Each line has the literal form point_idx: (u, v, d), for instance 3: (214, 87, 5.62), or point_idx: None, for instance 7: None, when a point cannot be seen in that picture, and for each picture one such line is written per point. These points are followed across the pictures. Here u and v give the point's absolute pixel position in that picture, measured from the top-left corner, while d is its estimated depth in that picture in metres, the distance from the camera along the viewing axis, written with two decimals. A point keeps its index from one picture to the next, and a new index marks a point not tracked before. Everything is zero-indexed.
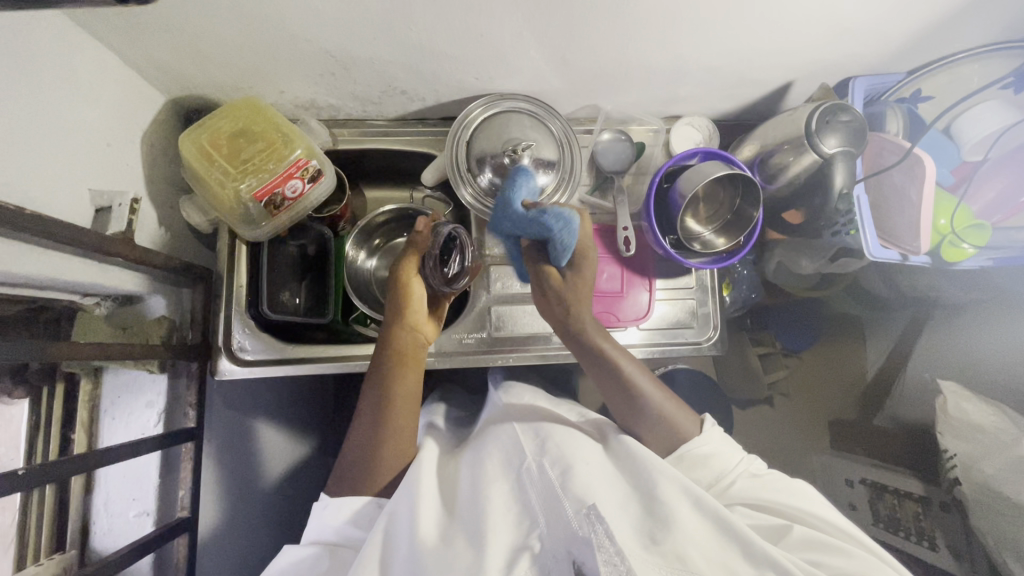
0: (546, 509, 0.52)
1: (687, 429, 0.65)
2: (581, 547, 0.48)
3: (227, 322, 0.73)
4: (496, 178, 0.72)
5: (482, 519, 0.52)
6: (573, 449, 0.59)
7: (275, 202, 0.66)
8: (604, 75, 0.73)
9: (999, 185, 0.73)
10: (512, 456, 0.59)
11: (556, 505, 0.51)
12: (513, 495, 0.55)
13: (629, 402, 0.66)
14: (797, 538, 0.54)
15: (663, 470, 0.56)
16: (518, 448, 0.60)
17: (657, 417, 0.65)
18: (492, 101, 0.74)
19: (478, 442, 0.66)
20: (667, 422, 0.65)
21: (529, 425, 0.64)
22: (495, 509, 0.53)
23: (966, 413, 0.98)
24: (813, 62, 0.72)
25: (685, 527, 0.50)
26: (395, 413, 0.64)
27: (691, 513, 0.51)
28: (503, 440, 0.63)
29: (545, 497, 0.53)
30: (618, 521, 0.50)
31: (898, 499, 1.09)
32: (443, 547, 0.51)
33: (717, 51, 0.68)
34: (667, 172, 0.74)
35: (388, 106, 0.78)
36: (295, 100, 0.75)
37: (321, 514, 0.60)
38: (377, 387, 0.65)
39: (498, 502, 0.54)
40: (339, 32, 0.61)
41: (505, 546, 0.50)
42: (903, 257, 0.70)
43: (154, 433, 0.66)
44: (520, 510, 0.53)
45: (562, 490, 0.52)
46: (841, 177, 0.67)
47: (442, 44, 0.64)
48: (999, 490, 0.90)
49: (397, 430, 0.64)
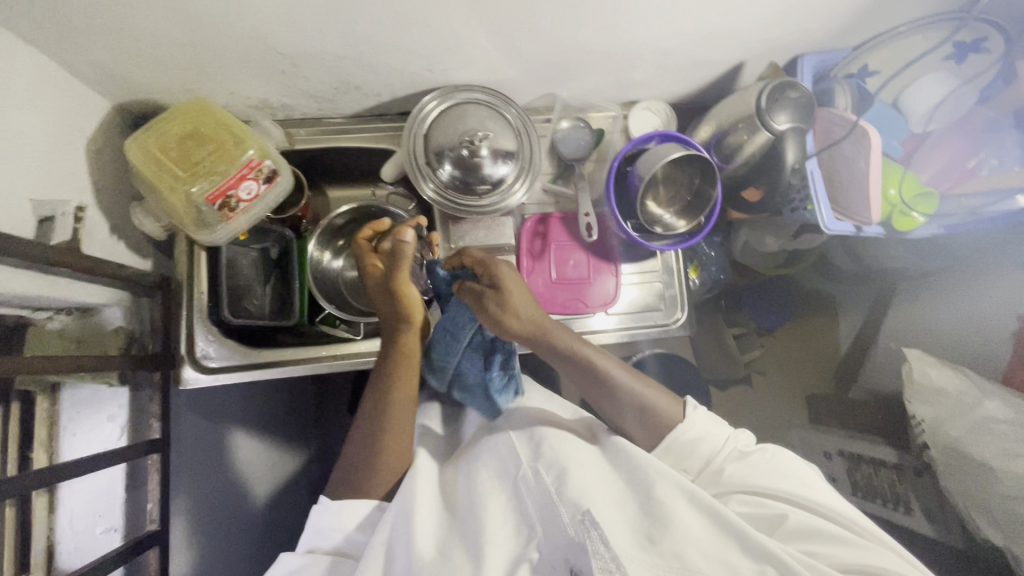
0: (542, 517, 0.53)
1: (674, 414, 0.64)
2: (577, 552, 0.47)
3: (191, 327, 0.72)
4: (456, 171, 0.72)
5: (480, 527, 0.54)
6: (568, 453, 0.60)
7: (230, 205, 0.65)
8: (558, 62, 0.73)
9: (947, 156, 0.77)
10: (507, 466, 0.61)
11: (552, 512, 0.52)
12: (510, 505, 0.56)
13: (623, 409, 0.65)
14: (792, 526, 0.55)
15: (658, 468, 0.57)
16: (512, 454, 0.62)
17: (646, 413, 0.64)
18: (447, 93, 0.73)
19: (475, 450, 0.67)
20: (657, 418, 0.64)
21: (525, 432, 0.65)
22: (493, 519, 0.55)
23: (931, 377, 1.01)
24: (763, 40, 0.72)
25: (681, 524, 0.51)
26: (394, 416, 0.65)
27: (689, 512, 0.53)
28: (498, 448, 0.64)
29: (541, 506, 0.54)
30: (615, 524, 0.52)
31: (873, 468, 1.12)
32: (442, 558, 0.52)
33: (668, 34, 0.69)
34: (626, 156, 0.75)
35: (342, 103, 0.77)
36: (247, 101, 0.73)
37: (321, 518, 0.60)
38: (376, 394, 0.67)
39: (496, 514, 0.55)
40: (281, 27, 0.59)
41: (504, 557, 0.51)
42: (857, 228, 0.71)
43: (118, 446, 0.66)
44: (518, 520, 0.54)
45: (557, 496, 0.54)
46: (794, 153, 0.68)
47: (390, 37, 0.64)
48: (965, 452, 0.93)
49: (394, 430, 0.65)
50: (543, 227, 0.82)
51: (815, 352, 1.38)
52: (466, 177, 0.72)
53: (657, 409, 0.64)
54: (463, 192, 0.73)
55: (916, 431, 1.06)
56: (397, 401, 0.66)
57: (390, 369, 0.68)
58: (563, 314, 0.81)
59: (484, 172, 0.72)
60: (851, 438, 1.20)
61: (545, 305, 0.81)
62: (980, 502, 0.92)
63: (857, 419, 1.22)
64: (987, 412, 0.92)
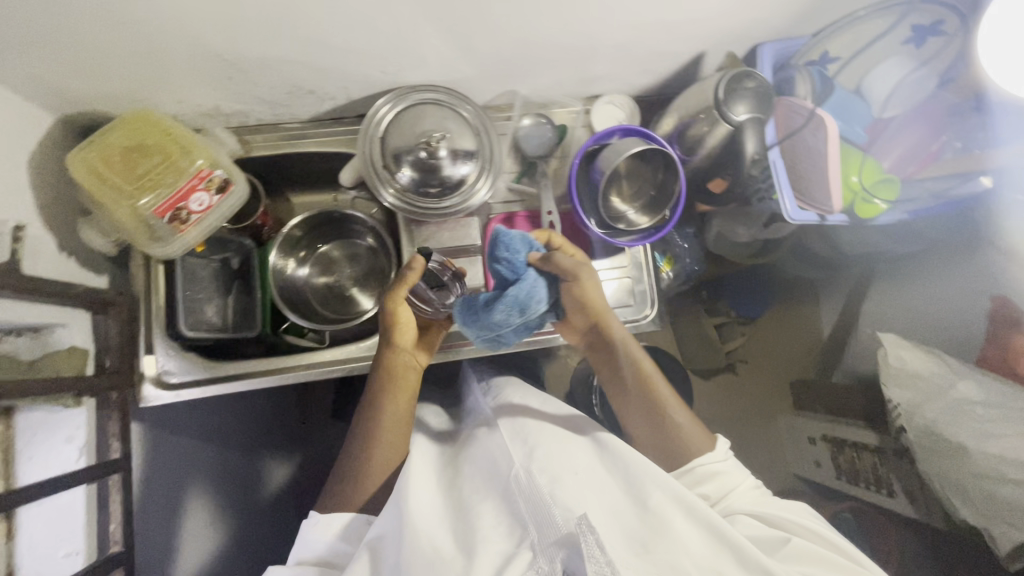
0: (531, 513, 0.51)
1: (702, 444, 0.66)
2: (574, 554, 0.47)
3: (149, 340, 0.71)
4: (416, 173, 0.71)
5: (473, 532, 0.53)
6: (563, 459, 0.58)
7: (181, 217, 0.63)
8: (514, 58, 0.71)
9: (907, 143, 0.77)
10: (500, 468, 0.58)
11: (543, 511, 0.50)
12: (502, 510, 0.54)
13: (652, 427, 0.69)
14: (792, 550, 0.54)
15: (655, 475, 0.56)
16: (505, 455, 0.59)
17: (672, 434, 0.67)
18: (402, 94, 0.72)
19: (472, 457, 0.65)
20: (680, 443, 0.66)
21: (517, 433, 0.62)
22: (484, 525, 0.53)
23: (905, 360, 1.01)
24: (721, 30, 0.71)
25: (677, 533, 0.51)
26: (386, 430, 0.66)
27: (686, 524, 0.52)
28: (493, 451, 0.62)
29: (533, 504, 0.52)
30: (609, 529, 0.51)
31: (856, 452, 1.12)
32: (435, 555, 0.50)
33: (623, 26, 0.68)
34: (587, 153, 0.74)
35: (297, 107, 0.75)
36: (197, 109, 0.71)
37: (309, 532, 0.60)
38: (370, 406, 0.67)
39: (488, 520, 0.53)
40: (222, 33, 0.58)
41: (496, 556, 0.49)
42: (820, 217, 0.71)
43: (79, 468, 0.64)
44: (511, 520, 0.52)
45: (550, 497, 0.51)
46: (753, 143, 0.68)
47: (337, 39, 0.62)
48: (939, 434, 0.93)
49: (386, 441, 0.66)
50: (508, 226, 0.81)
51: (798, 338, 1.37)
52: (425, 179, 0.71)
53: (678, 433, 0.67)
54: (425, 194, 0.72)
55: (892, 415, 1.05)
56: (390, 415, 0.66)
57: (383, 383, 0.68)
58: None
59: (444, 173, 0.71)
60: (833, 423, 1.20)
61: None
62: (955, 483, 0.92)
63: (840, 405, 1.20)
64: (960, 393, 0.92)
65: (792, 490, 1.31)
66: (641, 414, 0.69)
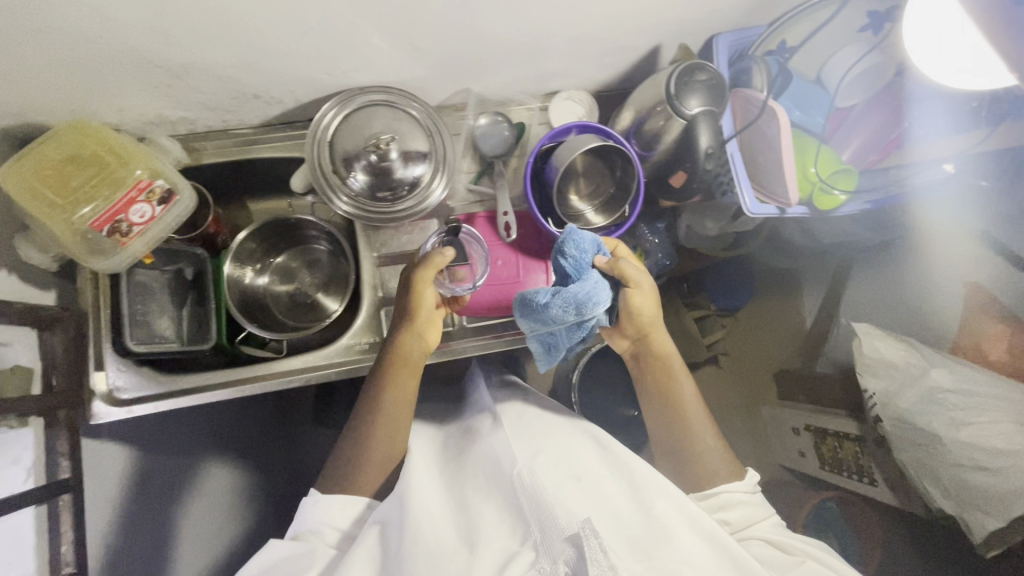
0: (530, 505, 0.50)
1: (729, 477, 0.69)
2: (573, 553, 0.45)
3: (100, 356, 0.70)
4: (368, 178, 0.69)
5: (476, 532, 0.51)
6: (567, 462, 0.58)
7: (121, 229, 0.62)
8: (465, 57, 0.70)
9: (866, 133, 0.76)
10: (500, 465, 0.57)
11: (546, 509, 0.49)
12: (501, 506, 0.53)
13: (678, 451, 0.71)
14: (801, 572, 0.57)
15: (664, 486, 0.57)
16: (507, 451, 0.58)
17: (701, 463, 0.70)
18: (349, 97, 0.70)
19: (473, 452, 0.63)
20: (705, 473, 0.69)
21: (520, 436, 0.61)
22: (486, 522, 0.52)
23: (880, 351, 0.98)
24: (674, 22, 0.70)
25: (683, 542, 0.52)
26: (389, 413, 0.65)
27: (693, 534, 0.54)
28: (494, 447, 0.61)
29: (533, 501, 0.50)
30: (610, 532, 0.50)
31: (837, 441, 1.10)
32: (437, 550, 0.50)
33: (573, 21, 0.66)
34: (541, 151, 0.73)
35: (246, 112, 0.73)
36: (140, 117, 0.70)
37: (309, 511, 0.60)
38: (374, 388, 0.67)
39: (489, 516, 0.52)
40: (152, 38, 0.56)
41: (495, 552, 0.48)
42: (780, 210, 0.71)
43: (26, 489, 0.60)
44: (512, 517, 0.51)
45: (554, 498, 0.50)
46: (706, 137, 0.65)
47: (276, 42, 0.60)
48: (910, 422, 0.92)
49: (388, 425, 0.65)
50: (468, 227, 0.80)
51: (782, 325, 1.34)
52: (377, 183, 0.70)
53: (704, 461, 0.70)
54: (379, 199, 0.71)
55: (867, 404, 1.02)
56: (394, 398, 0.66)
57: (391, 364, 0.67)
58: (495, 315, 0.79)
59: (397, 175, 0.70)
60: (817, 412, 1.15)
61: (474, 309, 0.79)
62: (930, 471, 0.91)
63: (824, 395, 1.15)
64: (936, 381, 0.90)
65: (777, 480, 1.29)
66: (670, 431, 0.71)
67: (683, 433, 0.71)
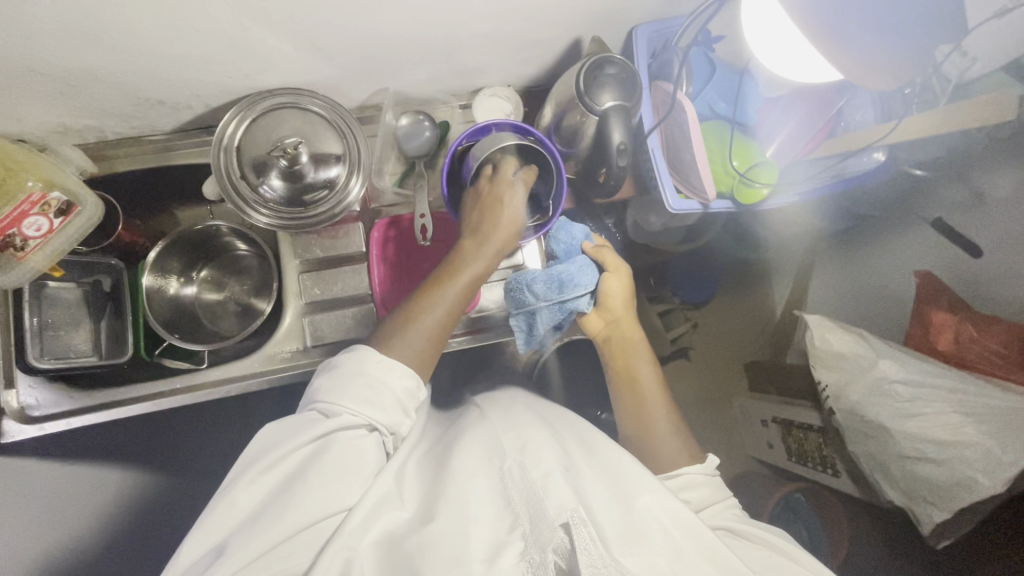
0: (525, 503, 0.47)
1: (684, 459, 0.67)
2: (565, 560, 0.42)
3: (12, 375, 0.70)
4: (285, 184, 0.68)
5: (455, 508, 0.47)
6: (555, 450, 0.53)
7: (15, 244, 0.61)
8: (374, 56, 0.68)
9: (793, 123, 0.73)
10: (492, 454, 0.53)
11: (536, 502, 0.46)
12: (496, 492, 0.49)
13: (639, 434, 0.69)
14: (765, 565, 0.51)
15: (653, 482, 0.51)
16: (500, 445, 0.54)
17: (658, 447, 0.68)
18: (245, 108, 0.68)
19: (456, 432, 0.59)
20: (660, 457, 0.67)
21: (509, 423, 0.58)
22: (472, 509, 0.47)
23: (830, 343, 0.89)
24: (588, 15, 0.68)
25: (657, 547, 0.46)
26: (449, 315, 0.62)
27: (669, 530, 0.48)
28: (484, 433, 0.56)
29: (526, 497, 0.47)
30: (597, 522, 0.45)
31: (803, 433, 1.04)
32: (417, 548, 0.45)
33: (480, 17, 0.64)
34: (457, 154, 0.70)
35: (155, 118, 0.72)
36: (43, 126, 0.68)
37: (357, 371, 0.54)
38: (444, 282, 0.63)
39: (479, 505, 0.48)
40: (23, 46, 0.54)
41: (481, 551, 0.44)
42: (703, 206, 0.69)
43: None
44: (502, 513, 0.47)
45: (544, 490, 0.47)
46: (620, 132, 0.63)
47: (163, 48, 0.58)
48: (861, 414, 0.84)
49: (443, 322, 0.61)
50: (394, 231, 0.78)
51: (751, 322, 1.30)
52: (289, 189, 0.68)
53: (659, 445, 0.68)
54: (298, 205, 0.68)
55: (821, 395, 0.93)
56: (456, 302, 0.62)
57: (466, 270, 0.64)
58: None
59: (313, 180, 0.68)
60: (784, 403, 1.10)
61: None
62: (881, 466, 0.85)
63: (791, 387, 1.10)
64: (885, 373, 0.82)
65: (745, 473, 1.25)
66: (628, 415, 0.71)
67: (643, 414, 0.70)
